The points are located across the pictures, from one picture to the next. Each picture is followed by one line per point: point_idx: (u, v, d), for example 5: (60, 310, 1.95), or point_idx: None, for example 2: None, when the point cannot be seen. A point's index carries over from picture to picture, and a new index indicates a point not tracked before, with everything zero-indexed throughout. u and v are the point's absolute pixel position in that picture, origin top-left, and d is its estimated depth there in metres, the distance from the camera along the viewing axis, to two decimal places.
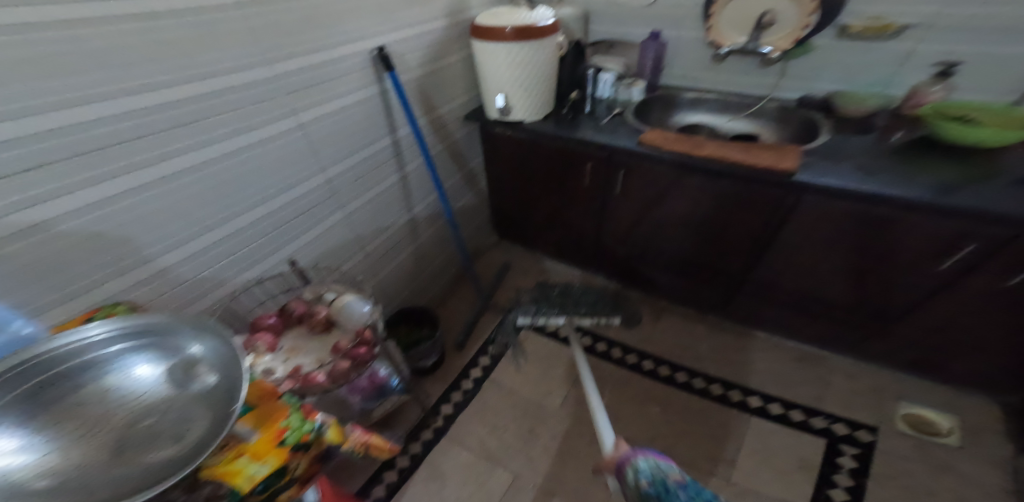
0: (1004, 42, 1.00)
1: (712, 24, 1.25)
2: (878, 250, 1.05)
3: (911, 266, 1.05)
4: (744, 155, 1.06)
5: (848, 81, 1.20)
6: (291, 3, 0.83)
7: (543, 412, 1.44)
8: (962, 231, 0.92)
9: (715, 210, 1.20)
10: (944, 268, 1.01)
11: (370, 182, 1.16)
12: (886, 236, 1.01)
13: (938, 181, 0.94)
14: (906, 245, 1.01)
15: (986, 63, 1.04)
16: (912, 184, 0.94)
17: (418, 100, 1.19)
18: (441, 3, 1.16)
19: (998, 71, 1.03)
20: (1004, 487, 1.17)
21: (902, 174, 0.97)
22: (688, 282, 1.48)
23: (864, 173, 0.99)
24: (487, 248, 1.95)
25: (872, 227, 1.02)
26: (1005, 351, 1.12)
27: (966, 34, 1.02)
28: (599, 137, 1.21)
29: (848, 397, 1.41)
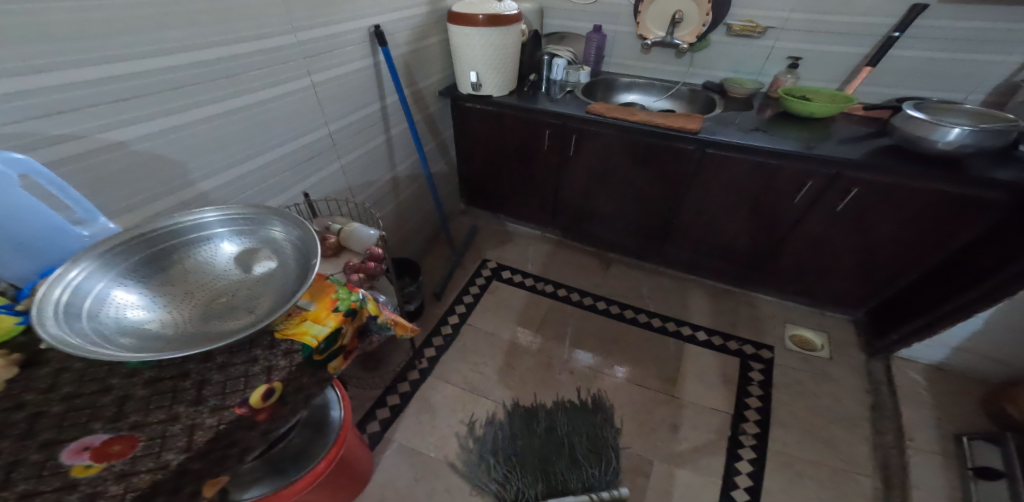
0: (836, 44, 1.39)
1: (639, 20, 1.57)
2: (761, 192, 1.42)
3: (784, 204, 1.42)
4: (663, 118, 1.39)
5: (737, 69, 1.57)
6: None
7: (515, 351, 1.68)
8: (807, 172, 1.30)
9: (648, 167, 1.51)
10: (801, 203, 1.39)
11: (362, 139, 1.34)
12: (763, 179, 1.38)
13: (794, 138, 1.32)
14: (778, 187, 1.38)
15: (822, 59, 1.43)
16: (782, 143, 1.30)
17: (404, 72, 1.39)
18: None
19: (833, 65, 1.43)
20: (861, 384, 1.58)
21: (773, 134, 1.34)
22: (628, 233, 1.80)
23: (744, 132, 1.35)
24: (455, 214, 2.17)
25: (755, 173, 1.37)
26: (849, 271, 1.52)
27: (808, 36, 1.41)
28: (558, 108, 1.48)
29: (751, 321, 1.80)
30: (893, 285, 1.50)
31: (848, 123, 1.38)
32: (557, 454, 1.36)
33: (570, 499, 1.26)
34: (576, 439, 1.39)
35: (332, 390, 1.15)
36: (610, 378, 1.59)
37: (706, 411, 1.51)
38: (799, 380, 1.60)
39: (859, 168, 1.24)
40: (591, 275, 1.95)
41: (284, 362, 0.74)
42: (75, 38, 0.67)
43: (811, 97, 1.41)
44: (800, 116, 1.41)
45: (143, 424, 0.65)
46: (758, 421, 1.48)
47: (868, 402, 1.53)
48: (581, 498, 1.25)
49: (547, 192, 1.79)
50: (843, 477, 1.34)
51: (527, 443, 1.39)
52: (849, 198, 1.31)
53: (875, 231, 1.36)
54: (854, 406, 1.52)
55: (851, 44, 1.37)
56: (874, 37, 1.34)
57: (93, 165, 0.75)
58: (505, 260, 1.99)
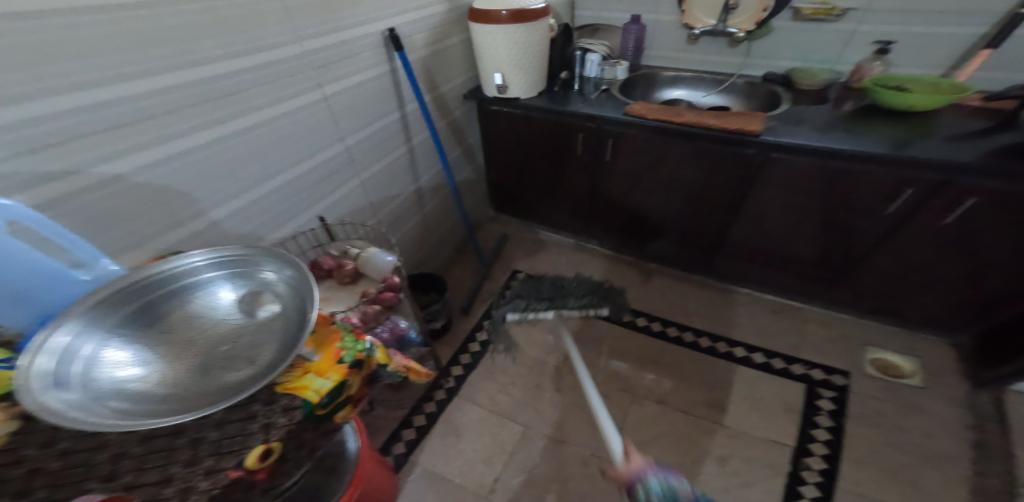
0: (932, 23, 1.17)
1: (685, 8, 1.40)
2: (839, 201, 1.21)
3: (868, 215, 1.21)
4: (713, 117, 1.21)
5: (806, 59, 1.36)
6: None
7: (547, 368, 1.57)
8: (896, 177, 1.09)
9: (700, 173, 1.34)
10: (892, 213, 1.17)
11: (381, 151, 1.26)
12: (838, 186, 1.17)
13: (876, 136, 1.12)
14: (861, 195, 1.17)
15: (917, 41, 1.21)
16: (865, 144, 1.09)
17: (424, 78, 1.30)
18: None
19: (928, 49, 1.21)
20: (959, 418, 1.34)
21: (851, 132, 1.14)
22: (672, 242, 1.63)
23: (814, 132, 1.15)
24: (485, 222, 2.07)
25: (833, 181, 1.17)
26: (949, 290, 1.29)
27: (898, 16, 1.19)
28: (591, 110, 1.34)
29: (818, 343, 1.58)
30: (1004, 307, 1.26)
31: (957, 117, 1.14)
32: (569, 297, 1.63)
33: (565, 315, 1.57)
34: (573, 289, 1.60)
35: (349, 423, 1.08)
36: (653, 404, 1.44)
37: (765, 444, 1.33)
38: (879, 412, 1.38)
39: (974, 173, 1.02)
40: (630, 287, 1.80)
41: (283, 420, 0.65)
42: (57, 63, 0.62)
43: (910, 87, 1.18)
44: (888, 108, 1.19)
45: (139, 483, 0.59)
46: (825, 455, 1.29)
47: (970, 441, 1.29)
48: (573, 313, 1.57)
49: (583, 200, 1.65)
50: None
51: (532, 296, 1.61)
52: (959, 210, 1.08)
53: (990, 247, 1.13)
54: (952, 446, 1.28)
55: (958, 24, 1.14)
56: (989, 15, 1.10)
57: (90, 202, 0.71)
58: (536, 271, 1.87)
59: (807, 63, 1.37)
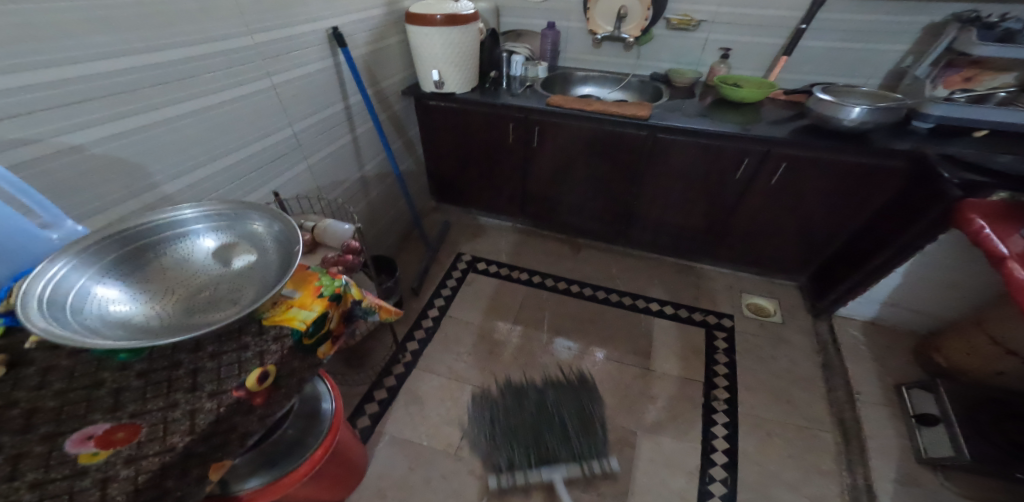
0: (759, 36, 1.54)
1: (589, 16, 1.67)
2: (708, 173, 1.55)
3: (729, 184, 1.56)
4: (613, 107, 1.49)
5: (678, 61, 1.70)
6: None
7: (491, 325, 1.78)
8: (743, 151, 1.44)
9: (606, 154, 1.62)
10: (742, 179, 1.53)
11: (327, 138, 1.37)
12: (707, 159, 1.51)
13: (730, 120, 1.46)
14: (724, 167, 1.51)
15: (752, 49, 1.58)
16: (721, 126, 1.43)
17: (365, 72, 1.43)
18: None
19: (756, 56, 1.59)
20: (812, 345, 1.75)
21: (713, 117, 1.48)
22: (593, 217, 1.90)
23: (688, 117, 1.47)
24: (427, 211, 2.21)
25: (703, 155, 1.50)
26: (791, 239, 1.69)
27: (734, 29, 1.55)
28: (518, 102, 1.56)
29: (711, 294, 1.94)
30: (826, 248, 1.68)
31: (773, 107, 1.53)
32: (548, 424, 1.33)
33: (563, 473, 1.22)
34: (560, 409, 1.38)
35: (321, 383, 1.19)
36: (586, 356, 1.69)
37: (677, 379, 1.63)
38: (756, 343, 1.75)
39: (787, 146, 1.39)
40: (561, 261, 2.04)
41: (275, 346, 0.79)
42: (30, 43, 0.70)
43: (743, 84, 1.55)
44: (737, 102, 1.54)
45: (143, 411, 0.69)
46: (727, 385, 1.61)
47: (819, 362, 1.69)
48: (573, 470, 1.22)
49: (515, 185, 1.87)
50: (810, 434, 1.48)
51: (514, 412, 1.39)
52: (781, 174, 1.46)
53: (808, 203, 1.52)
54: (808, 367, 1.69)
55: (771, 36, 1.53)
56: (784, 30, 1.50)
57: (52, 171, 0.76)
58: (479, 253, 2.04)
59: (678, 65, 1.71)
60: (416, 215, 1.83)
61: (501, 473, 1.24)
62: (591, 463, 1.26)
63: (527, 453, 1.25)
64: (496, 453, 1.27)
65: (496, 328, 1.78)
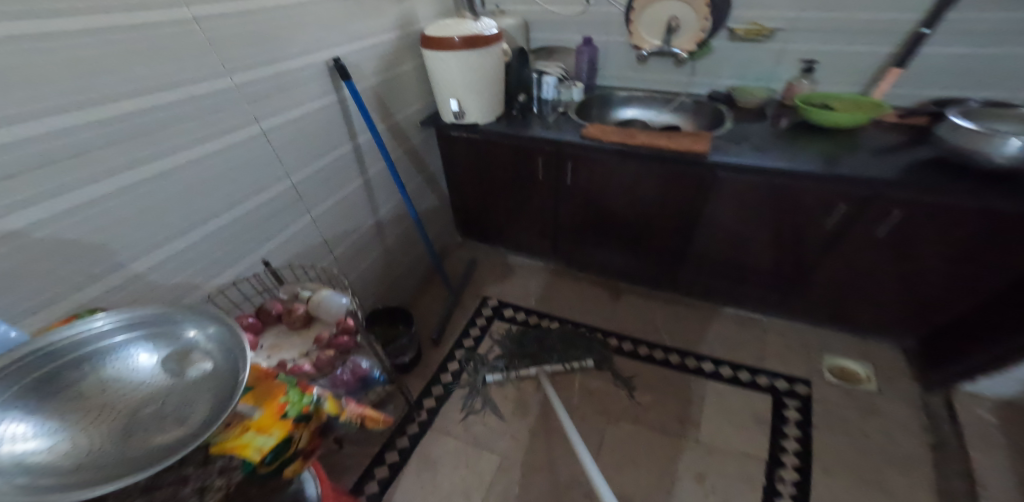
0: (855, 43, 1.22)
1: (632, 29, 1.39)
2: (784, 217, 1.25)
3: (812, 230, 1.25)
4: (663, 141, 1.24)
5: (743, 77, 1.40)
6: (251, 17, 0.89)
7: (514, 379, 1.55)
8: (837, 193, 1.12)
9: (654, 191, 1.35)
10: (832, 226, 1.21)
11: (334, 185, 1.20)
12: (787, 201, 1.20)
13: (817, 153, 1.15)
14: (806, 211, 1.20)
15: (842, 60, 1.25)
16: (807, 162, 1.12)
17: (375, 105, 1.26)
18: (391, 16, 1.25)
19: (851, 68, 1.26)
20: (917, 420, 1.37)
21: (795, 150, 1.17)
22: (638, 259, 1.63)
23: (762, 152, 1.18)
24: (452, 247, 2.02)
25: (778, 197, 1.20)
26: (894, 296, 1.34)
27: (819, 36, 1.24)
28: (549, 134, 1.34)
29: (783, 353, 1.59)
30: (945, 310, 1.31)
31: (877, 131, 1.20)
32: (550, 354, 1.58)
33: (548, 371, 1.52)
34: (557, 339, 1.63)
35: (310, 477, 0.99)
36: (627, 424, 1.42)
37: (739, 457, 1.32)
38: (844, 416, 1.40)
39: (902, 189, 1.06)
40: (600, 308, 1.78)
41: (220, 482, 0.60)
42: None
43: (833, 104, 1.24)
44: (825, 127, 1.23)
45: None
46: (796, 465, 1.29)
47: (927, 442, 1.32)
48: (556, 367, 1.51)
49: (546, 222, 1.64)
50: None
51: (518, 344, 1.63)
52: (890, 222, 1.13)
53: (922, 256, 1.18)
54: (911, 446, 1.32)
55: (870, 44, 1.20)
56: (898, 34, 1.16)
57: None
58: (507, 296, 1.83)
59: (744, 80, 1.41)
60: (439, 258, 1.63)
61: (500, 374, 1.54)
62: (572, 363, 1.55)
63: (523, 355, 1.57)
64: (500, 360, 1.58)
65: (523, 386, 1.55)
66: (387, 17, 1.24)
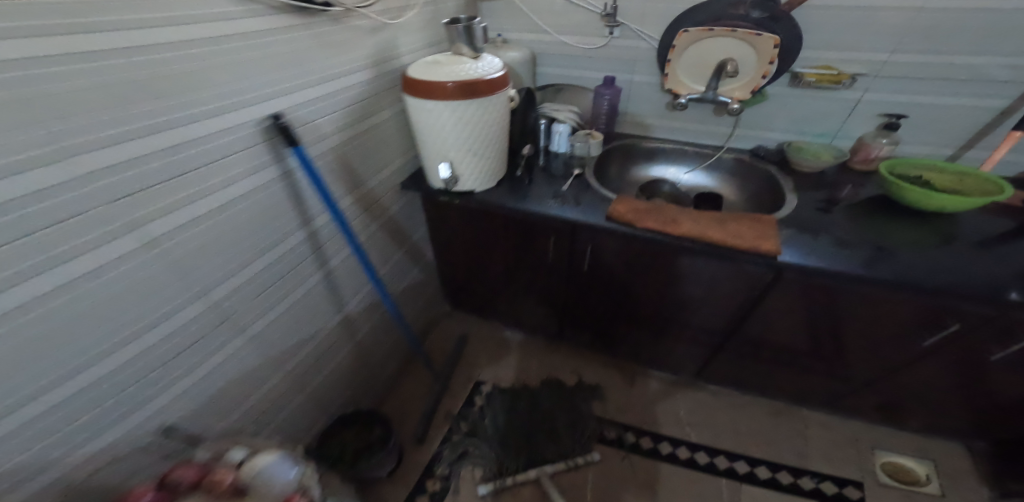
0: (956, 94, 0.95)
1: (670, 71, 1.08)
2: (867, 325, 0.97)
3: (901, 341, 0.98)
4: (723, 232, 0.89)
5: (802, 130, 1.12)
6: (106, 73, 0.50)
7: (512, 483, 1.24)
8: (950, 309, 0.84)
9: (695, 285, 1.06)
10: (930, 339, 0.94)
11: (276, 291, 0.87)
12: (873, 307, 0.91)
13: (921, 255, 0.86)
14: (900, 321, 0.93)
15: (931, 117, 0.99)
16: (916, 272, 0.83)
17: (336, 176, 0.88)
18: (364, 47, 0.87)
19: (950, 124, 0.99)
20: None
21: (892, 249, 0.88)
22: (663, 341, 1.33)
23: (851, 250, 0.88)
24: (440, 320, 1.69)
25: (866, 305, 0.92)
26: (982, 405, 1.10)
27: (907, 86, 0.96)
28: (564, 212, 1.00)
29: (829, 447, 1.32)
30: None
31: (973, 215, 0.96)
32: (539, 434, 1.31)
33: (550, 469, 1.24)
34: (552, 412, 1.36)
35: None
36: None
37: None
38: None
39: None
40: (610, 391, 1.48)
41: None
42: None
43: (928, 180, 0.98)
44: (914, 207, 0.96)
45: None
46: None
47: None
48: (559, 466, 1.24)
49: (554, 298, 1.35)
50: None
51: (504, 423, 1.34)
52: (1012, 340, 0.87)
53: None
54: None
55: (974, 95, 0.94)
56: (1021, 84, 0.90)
57: None
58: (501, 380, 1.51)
59: (800, 135, 1.13)
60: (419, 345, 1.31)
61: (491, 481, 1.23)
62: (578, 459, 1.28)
63: (517, 450, 1.27)
64: (489, 455, 1.27)
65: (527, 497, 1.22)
66: (357, 49, 0.86)
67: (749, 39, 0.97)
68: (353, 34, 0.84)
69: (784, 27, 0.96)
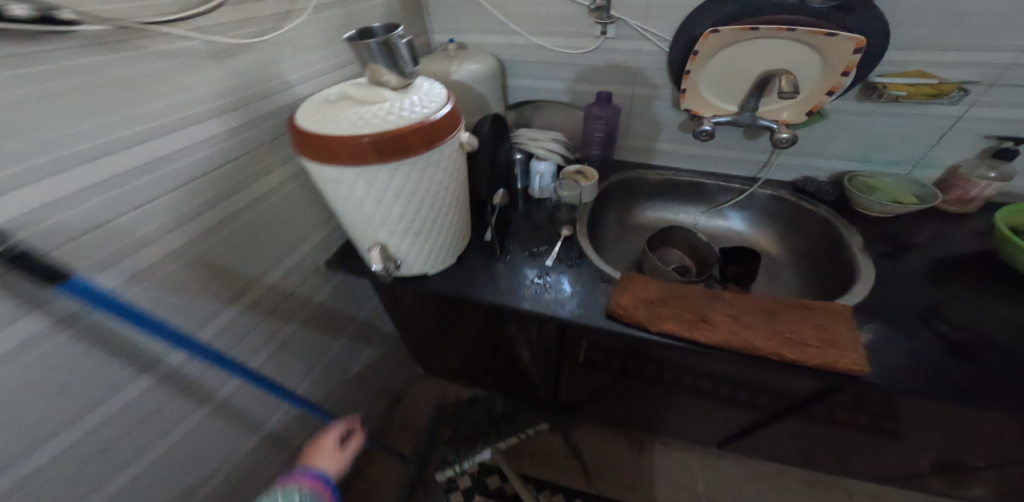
0: None
1: (687, 85, 0.77)
2: (987, 433, 0.68)
3: None
4: (775, 335, 0.59)
5: (868, 158, 0.82)
6: None
7: None
8: None
9: (738, 373, 0.75)
10: None
11: (150, 429, 0.60)
12: (990, 415, 0.63)
13: None
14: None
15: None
16: None
17: (174, 297, 0.56)
18: (207, 85, 0.55)
19: None
20: None
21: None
22: (681, 416, 1.06)
23: (966, 359, 0.56)
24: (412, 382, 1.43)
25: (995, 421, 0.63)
26: None
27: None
28: (548, 307, 0.71)
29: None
30: None
31: None
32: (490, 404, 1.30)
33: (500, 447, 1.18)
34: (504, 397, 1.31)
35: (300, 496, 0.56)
36: None
37: None
38: None
39: None
40: (616, 466, 1.21)
41: None
42: None
43: None
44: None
45: None
46: None
47: None
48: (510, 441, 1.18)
49: (546, 372, 1.06)
50: None
51: (462, 413, 1.29)
52: None
53: None
54: None
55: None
56: None
57: None
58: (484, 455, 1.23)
59: (864, 165, 0.83)
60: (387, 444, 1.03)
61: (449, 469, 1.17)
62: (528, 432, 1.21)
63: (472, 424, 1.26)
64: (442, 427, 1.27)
65: None
66: (176, 92, 0.52)
67: (814, 40, 0.65)
68: (161, 69, 0.50)
69: (857, 20, 0.66)
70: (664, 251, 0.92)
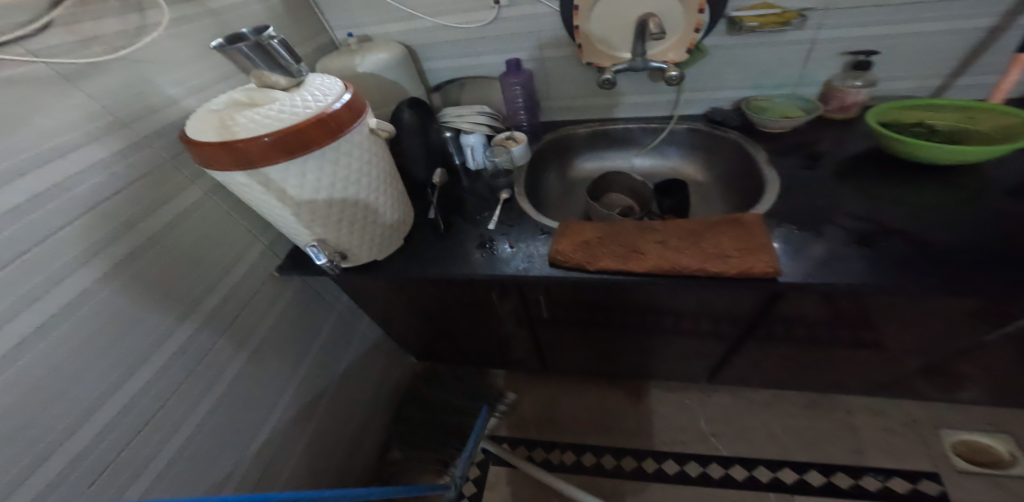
0: (925, 20, 0.74)
1: (581, 41, 0.83)
2: (912, 329, 0.77)
3: (962, 343, 0.79)
4: (702, 253, 0.66)
5: (759, 85, 0.90)
6: None
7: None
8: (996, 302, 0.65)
9: (688, 303, 0.81)
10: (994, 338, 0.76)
11: (166, 420, 0.63)
12: (905, 307, 0.71)
13: (970, 231, 0.63)
14: (936, 322, 0.74)
15: (911, 47, 0.78)
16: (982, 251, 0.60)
17: (124, 311, 0.58)
18: (79, 106, 0.55)
19: (929, 55, 0.78)
20: None
21: (923, 230, 0.64)
22: (665, 357, 1.11)
23: (873, 244, 0.64)
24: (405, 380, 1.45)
25: (902, 310, 0.72)
26: None
27: (863, 12, 0.75)
28: (501, 269, 0.75)
29: (884, 437, 1.14)
30: None
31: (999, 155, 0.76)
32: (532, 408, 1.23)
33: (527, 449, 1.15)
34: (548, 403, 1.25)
35: None
36: None
37: None
38: None
39: None
40: (619, 417, 1.28)
41: None
42: None
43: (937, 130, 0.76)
44: (932, 165, 0.73)
45: None
46: None
47: None
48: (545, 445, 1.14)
49: (524, 343, 1.11)
50: None
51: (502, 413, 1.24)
52: None
53: None
54: None
55: (952, 13, 0.73)
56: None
57: None
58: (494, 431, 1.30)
59: (756, 91, 0.91)
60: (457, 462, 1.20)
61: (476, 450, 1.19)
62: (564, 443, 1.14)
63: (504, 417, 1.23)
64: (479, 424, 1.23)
65: None
66: (42, 120, 0.52)
67: None
68: (16, 101, 0.49)
69: None
70: (607, 198, 1.00)
